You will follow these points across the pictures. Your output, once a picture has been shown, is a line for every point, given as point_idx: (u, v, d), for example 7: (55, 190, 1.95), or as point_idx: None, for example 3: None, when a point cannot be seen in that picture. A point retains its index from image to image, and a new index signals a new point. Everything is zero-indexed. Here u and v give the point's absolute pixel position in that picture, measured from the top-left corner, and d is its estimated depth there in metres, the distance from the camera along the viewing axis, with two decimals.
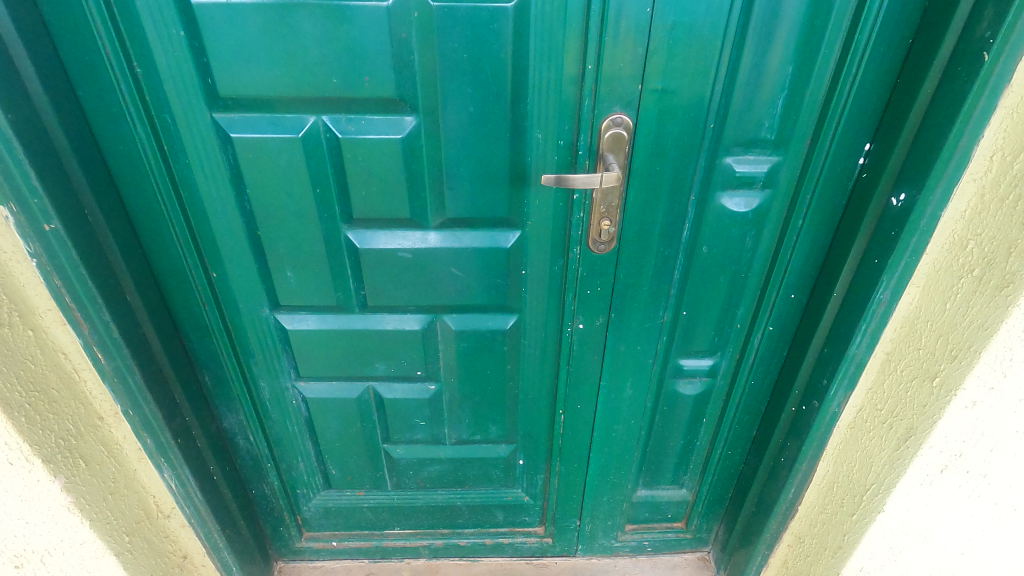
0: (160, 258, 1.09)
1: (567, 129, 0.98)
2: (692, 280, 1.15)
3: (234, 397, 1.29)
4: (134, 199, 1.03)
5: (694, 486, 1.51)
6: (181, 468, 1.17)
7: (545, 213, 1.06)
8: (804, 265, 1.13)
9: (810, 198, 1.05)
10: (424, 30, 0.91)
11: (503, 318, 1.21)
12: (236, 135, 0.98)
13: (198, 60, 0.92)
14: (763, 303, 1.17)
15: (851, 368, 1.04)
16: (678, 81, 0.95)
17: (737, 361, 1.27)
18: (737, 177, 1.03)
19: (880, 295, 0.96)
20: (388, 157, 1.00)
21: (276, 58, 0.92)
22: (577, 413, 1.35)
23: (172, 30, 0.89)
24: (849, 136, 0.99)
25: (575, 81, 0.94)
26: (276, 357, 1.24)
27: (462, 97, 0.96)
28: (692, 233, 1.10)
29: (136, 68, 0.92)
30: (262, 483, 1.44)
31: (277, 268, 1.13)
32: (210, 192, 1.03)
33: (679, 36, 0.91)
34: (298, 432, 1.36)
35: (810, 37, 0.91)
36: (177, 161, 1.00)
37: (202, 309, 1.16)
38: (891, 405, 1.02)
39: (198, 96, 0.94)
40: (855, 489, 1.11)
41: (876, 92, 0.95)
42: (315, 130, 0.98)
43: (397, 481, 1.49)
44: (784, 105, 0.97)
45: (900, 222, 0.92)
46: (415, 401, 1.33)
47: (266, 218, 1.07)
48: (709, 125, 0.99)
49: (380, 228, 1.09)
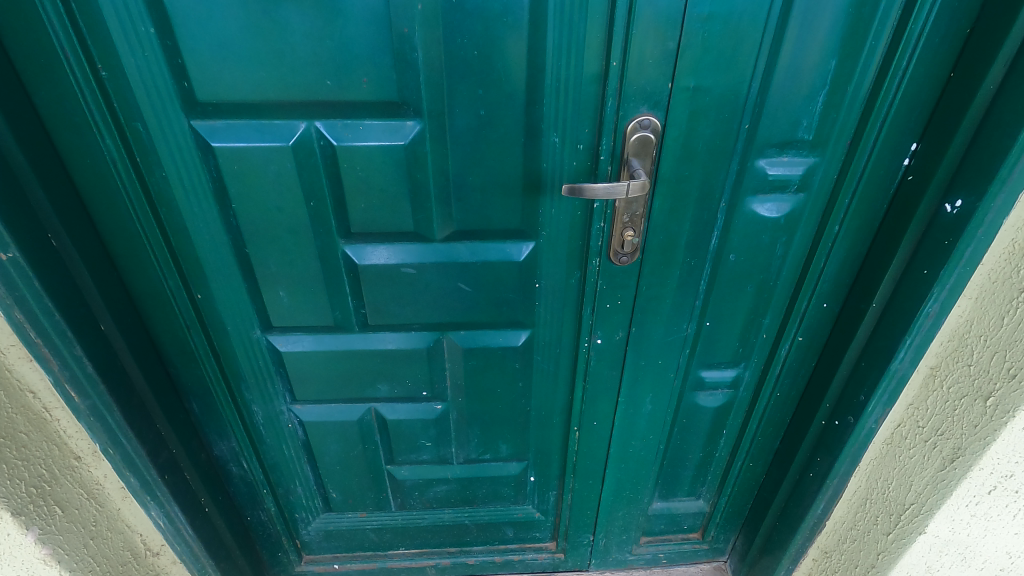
0: (137, 280, 0.99)
1: (588, 132, 0.89)
2: (718, 291, 1.07)
3: (225, 424, 1.19)
4: (104, 217, 0.92)
5: (711, 497, 1.45)
6: (170, 506, 1.09)
7: (561, 223, 0.97)
8: (839, 274, 1.05)
9: (849, 202, 0.96)
10: (429, 24, 0.81)
11: (514, 334, 1.12)
12: (217, 145, 0.87)
13: (172, 61, 0.81)
14: (793, 313, 1.10)
15: (892, 383, 0.98)
16: (712, 78, 0.85)
17: (762, 372, 1.20)
18: (769, 181, 0.95)
19: (928, 308, 0.89)
20: (389, 166, 0.90)
21: (262, 58, 0.82)
22: (593, 430, 1.27)
23: (141, 27, 0.79)
24: (894, 135, 0.90)
25: (598, 79, 0.85)
26: (269, 380, 1.15)
27: (470, 99, 0.86)
28: (720, 240, 1.01)
29: (100, 71, 0.81)
30: (258, 510, 1.36)
31: (268, 287, 1.03)
32: (191, 208, 0.93)
33: (714, 29, 0.82)
34: (295, 455, 1.28)
35: (856, 28, 0.83)
36: (152, 173, 0.89)
37: (186, 333, 1.06)
38: (936, 423, 0.96)
39: (173, 102, 0.84)
40: (892, 508, 1.06)
41: (927, 88, 0.86)
42: (306, 137, 0.88)
43: (401, 502, 1.41)
44: (824, 103, 0.88)
45: (956, 231, 0.85)
46: (421, 421, 1.24)
47: (255, 234, 0.97)
48: (743, 126, 0.90)
49: (380, 242, 0.99)
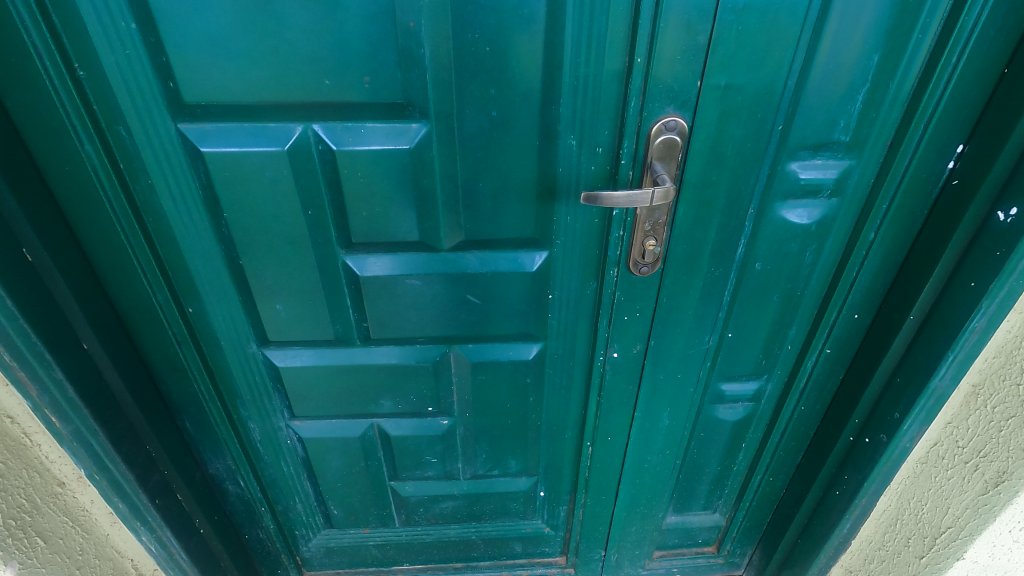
0: (122, 295, 0.92)
1: (608, 134, 0.82)
2: (742, 301, 1.01)
3: (220, 442, 1.13)
4: (85, 228, 0.85)
5: (728, 511, 1.39)
6: (162, 531, 1.03)
7: (577, 232, 0.91)
8: (872, 284, 0.98)
9: (887, 208, 0.90)
10: (437, 17, 0.74)
11: (526, 347, 1.06)
12: (206, 149, 0.81)
13: (155, 59, 0.75)
14: (821, 325, 1.03)
15: (930, 401, 0.93)
16: (745, 75, 0.79)
17: (785, 385, 1.13)
18: (801, 185, 0.88)
19: (975, 323, 0.84)
20: (393, 172, 0.84)
21: (255, 55, 0.75)
22: (608, 445, 1.21)
23: (121, 22, 0.72)
24: (940, 136, 0.84)
25: (620, 77, 0.78)
26: (266, 396, 1.08)
27: (481, 99, 0.80)
28: (746, 248, 0.95)
29: (78, 70, 0.74)
30: (256, 527, 1.30)
31: (264, 300, 0.96)
32: (179, 217, 0.86)
33: (750, 21, 0.75)
34: (294, 472, 1.22)
35: (902, 19, 0.76)
36: (137, 180, 0.83)
37: (177, 349, 0.99)
38: (978, 445, 0.91)
39: (158, 103, 0.77)
40: (925, 531, 1.01)
41: (977, 85, 0.80)
42: (304, 140, 0.81)
43: (406, 518, 1.35)
44: (864, 101, 0.82)
45: (1009, 240, 0.79)
46: (426, 437, 1.18)
47: (249, 244, 0.90)
48: (776, 127, 0.84)
49: (382, 252, 0.93)
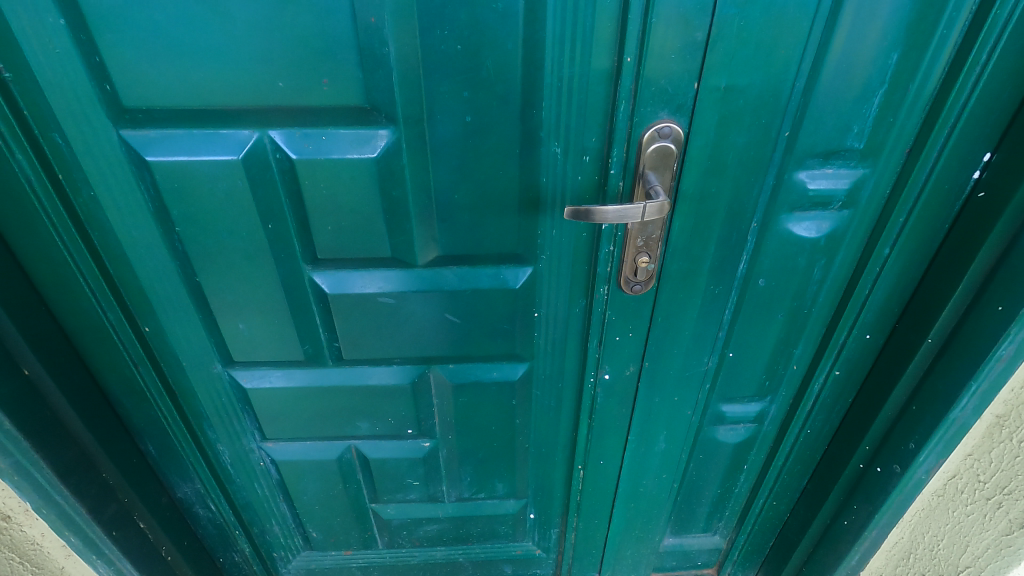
0: (69, 315, 0.85)
1: (596, 141, 0.74)
2: (743, 319, 0.93)
3: (187, 466, 1.06)
4: (23, 244, 0.78)
5: (729, 534, 1.32)
6: (122, 563, 0.97)
7: (564, 247, 0.83)
8: (886, 302, 0.90)
9: (904, 222, 0.82)
10: (401, 12, 0.66)
11: (511, 367, 0.99)
12: (153, 158, 0.73)
13: (90, 59, 0.67)
14: (830, 346, 0.95)
15: (949, 432, 0.85)
16: (748, 76, 0.71)
17: (790, 407, 1.06)
18: (810, 197, 0.80)
19: (1001, 351, 0.77)
20: (360, 182, 0.76)
21: (202, 54, 0.68)
22: (600, 468, 1.13)
23: (49, 18, 0.64)
24: (964, 143, 0.75)
25: (609, 78, 0.70)
26: (235, 418, 1.01)
27: (454, 103, 0.72)
28: (749, 264, 0.87)
29: (3, 73, 0.67)
30: (231, 550, 1.23)
31: (226, 319, 0.89)
32: (128, 232, 0.79)
33: (755, 16, 0.67)
34: (269, 495, 1.15)
35: (924, 13, 0.68)
36: (78, 192, 0.76)
37: (134, 371, 0.92)
38: (1003, 483, 0.84)
39: (96, 108, 0.70)
40: (942, 568, 0.95)
41: (1008, 86, 0.71)
42: (260, 148, 0.74)
43: (389, 541, 1.28)
44: (879, 105, 0.74)
45: None
46: (406, 460, 1.11)
47: (206, 259, 0.83)
48: (783, 133, 0.76)
49: (352, 268, 0.85)
